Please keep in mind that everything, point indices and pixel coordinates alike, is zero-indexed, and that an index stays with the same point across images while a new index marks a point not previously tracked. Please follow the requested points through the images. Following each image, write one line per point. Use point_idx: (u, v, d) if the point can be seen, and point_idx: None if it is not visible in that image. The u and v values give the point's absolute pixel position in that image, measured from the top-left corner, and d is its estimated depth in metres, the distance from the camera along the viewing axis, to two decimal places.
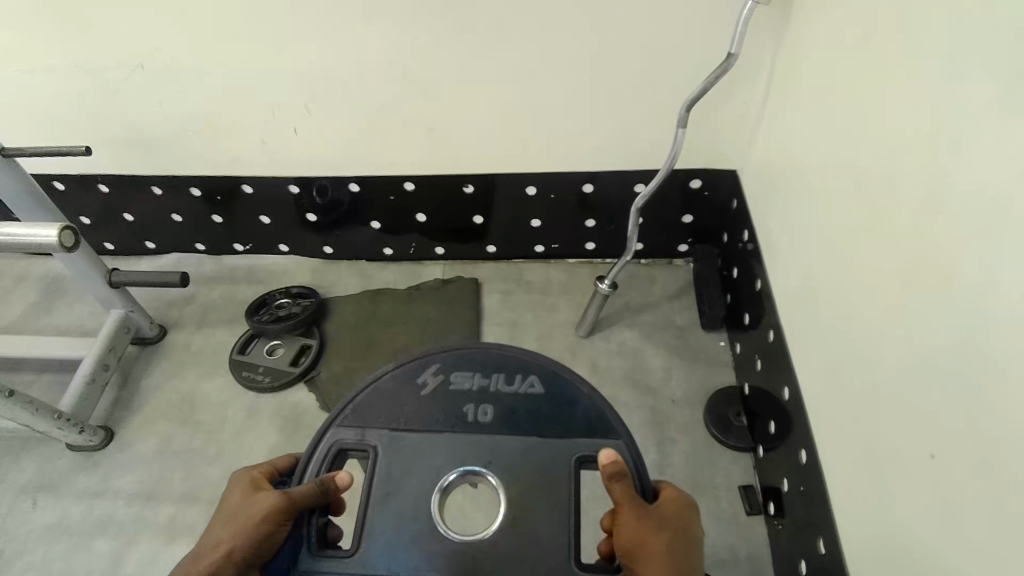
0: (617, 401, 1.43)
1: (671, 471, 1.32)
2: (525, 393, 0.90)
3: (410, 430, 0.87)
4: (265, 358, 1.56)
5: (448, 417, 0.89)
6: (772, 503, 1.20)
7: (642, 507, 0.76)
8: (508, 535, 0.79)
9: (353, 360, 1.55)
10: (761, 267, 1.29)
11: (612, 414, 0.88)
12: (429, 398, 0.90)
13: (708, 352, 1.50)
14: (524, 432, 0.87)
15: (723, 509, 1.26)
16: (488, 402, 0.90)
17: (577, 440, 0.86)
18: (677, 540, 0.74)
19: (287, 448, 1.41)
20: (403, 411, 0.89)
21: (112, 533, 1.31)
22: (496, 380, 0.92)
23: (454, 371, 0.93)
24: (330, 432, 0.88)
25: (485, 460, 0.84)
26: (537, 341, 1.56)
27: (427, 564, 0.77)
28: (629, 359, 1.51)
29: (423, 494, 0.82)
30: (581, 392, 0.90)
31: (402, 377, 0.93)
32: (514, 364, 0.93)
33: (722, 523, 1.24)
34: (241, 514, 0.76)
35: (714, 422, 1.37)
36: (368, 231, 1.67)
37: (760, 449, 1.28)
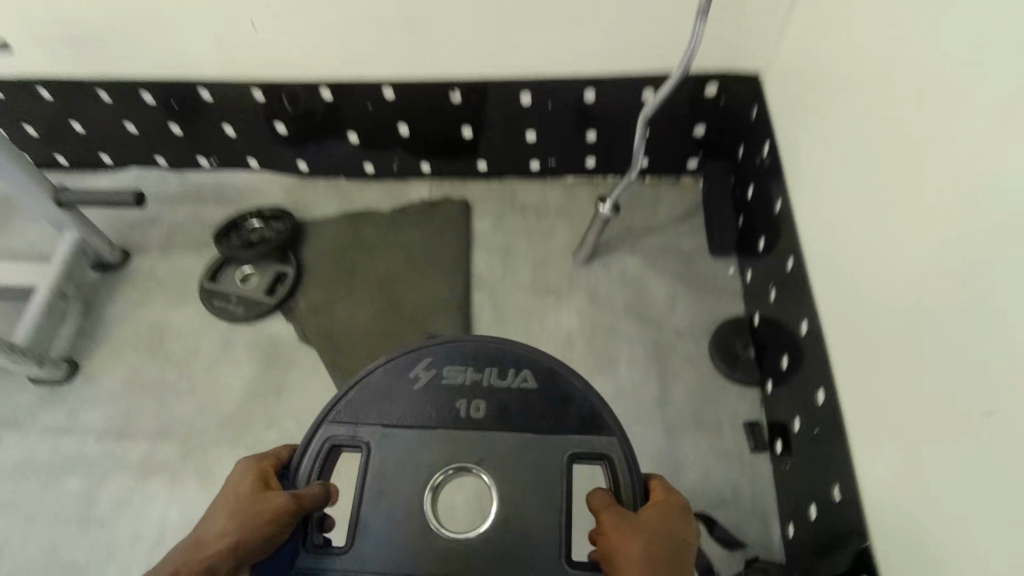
0: (617, 333, 1.34)
1: (673, 407, 1.24)
2: (519, 390, 0.92)
3: (405, 429, 0.90)
4: (238, 286, 1.44)
5: (441, 413, 0.91)
6: (780, 441, 1.12)
7: (622, 514, 0.79)
8: (499, 533, 0.84)
9: (333, 289, 1.43)
10: (780, 186, 1.16)
11: (603, 409, 0.90)
12: (422, 393, 0.93)
13: (718, 281, 1.39)
14: (514, 429, 0.90)
15: (727, 447, 1.19)
16: (480, 397, 0.92)
17: (567, 437, 0.89)
18: (658, 542, 0.75)
19: (264, 385, 1.32)
20: (394, 408, 0.92)
21: (82, 472, 1.24)
22: (488, 374, 0.94)
23: (452, 368, 0.94)
24: (325, 430, 0.91)
25: (474, 458, 0.88)
26: (531, 269, 1.44)
27: (424, 558, 0.83)
28: (631, 287, 1.40)
29: (418, 491, 0.87)
30: (574, 387, 0.93)
31: (398, 372, 0.94)
32: (508, 358, 0.94)
33: (726, 462, 1.17)
34: (248, 504, 0.78)
35: (719, 355, 1.28)
36: (345, 144, 1.50)
37: (768, 384, 1.20)
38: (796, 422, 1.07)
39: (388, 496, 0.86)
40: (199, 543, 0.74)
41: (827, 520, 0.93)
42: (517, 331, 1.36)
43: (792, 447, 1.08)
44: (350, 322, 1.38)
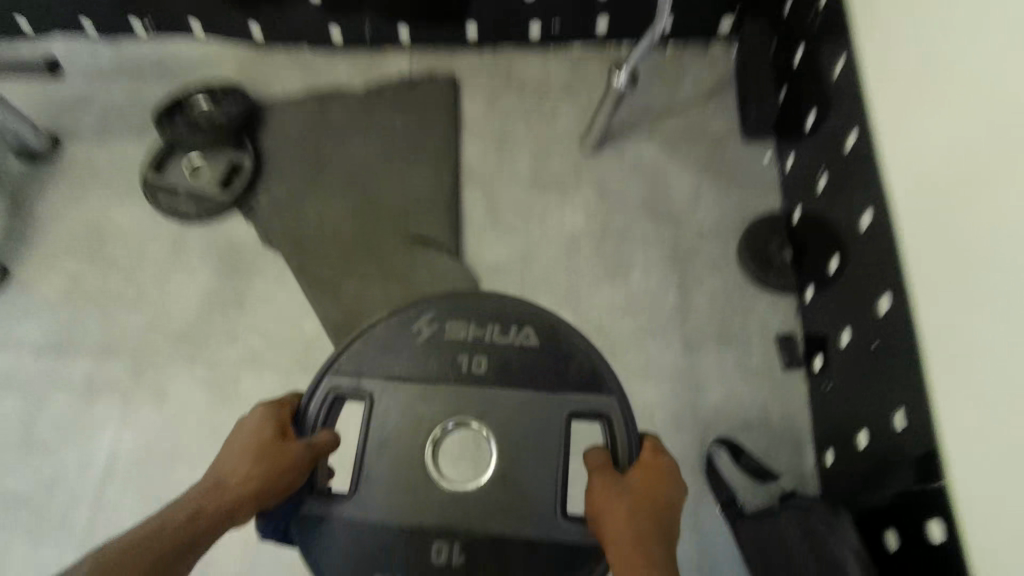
0: (630, 232, 1.16)
1: (693, 318, 1.08)
2: (522, 349, 0.79)
3: (408, 383, 0.78)
4: (186, 179, 1.23)
5: (440, 370, 0.79)
6: (819, 356, 0.98)
7: (614, 471, 0.70)
8: (503, 489, 0.74)
9: (299, 182, 1.22)
10: (836, 41, 0.91)
11: (602, 369, 0.77)
12: (420, 347, 0.80)
13: (750, 172, 1.19)
14: (520, 390, 0.77)
15: (755, 363, 1.04)
16: (482, 354, 0.79)
17: (571, 396, 0.77)
18: (648, 503, 0.67)
19: (223, 293, 1.15)
20: (401, 362, 0.79)
21: (19, 390, 1.09)
22: (491, 330, 0.79)
23: (448, 321, 0.80)
24: (330, 380, 0.78)
25: (475, 411, 0.77)
26: (530, 157, 1.23)
27: (419, 517, 0.73)
28: (647, 179, 1.20)
29: (415, 444, 0.76)
30: (575, 343, 0.79)
31: (395, 325, 0.81)
32: (510, 312, 0.80)
33: (754, 380, 1.02)
34: (264, 450, 0.69)
35: (749, 256, 1.10)
36: (306, 5, 1.25)
37: (808, 289, 1.03)
38: (846, 330, 0.89)
39: (391, 445, 0.76)
40: (209, 487, 0.65)
41: (879, 449, 0.79)
42: (514, 231, 1.18)
43: (835, 363, 0.92)
44: (319, 221, 1.19)
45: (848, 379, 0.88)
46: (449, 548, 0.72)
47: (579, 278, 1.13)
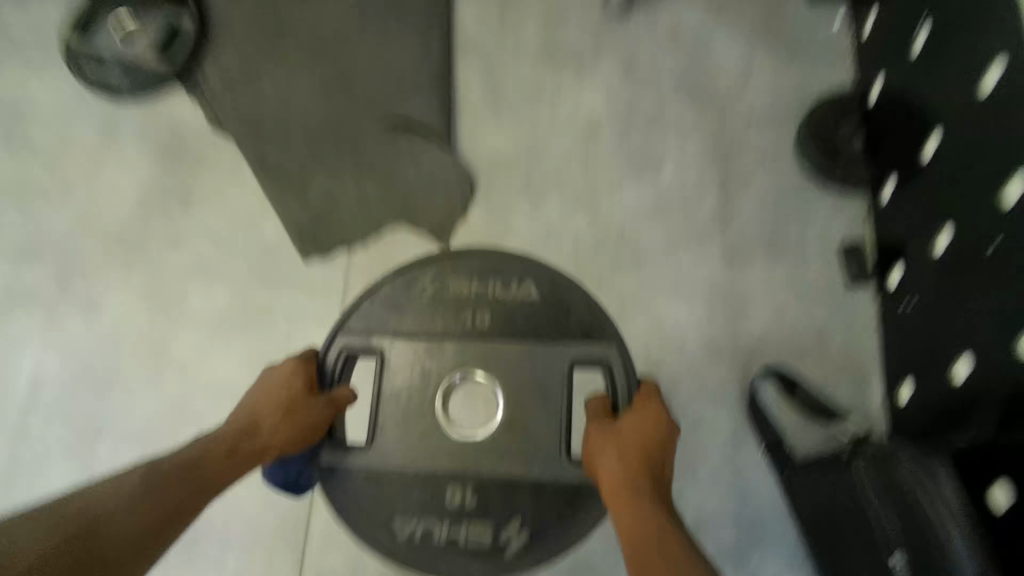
0: (662, 118, 0.94)
1: (738, 224, 0.88)
2: (526, 302, 0.71)
3: (415, 342, 0.71)
4: (115, 41, 0.96)
5: (445, 329, 0.71)
6: (903, 262, 0.78)
7: (607, 427, 0.63)
8: (518, 445, 0.67)
9: (254, 50, 0.97)
10: None
11: (605, 320, 0.70)
12: (423, 310, 0.72)
13: (813, 44, 0.95)
14: (530, 344, 0.70)
15: (813, 279, 0.85)
16: (484, 311, 0.71)
17: (569, 343, 0.70)
18: (651, 453, 0.60)
19: (166, 190, 0.95)
20: (408, 315, 0.72)
21: None
22: (491, 286, 0.72)
23: (447, 274, 0.72)
24: (343, 342, 0.71)
25: (479, 361, 0.70)
26: (540, 23, 1.00)
27: (441, 465, 0.67)
28: (686, 52, 0.96)
29: (428, 398, 0.70)
30: (577, 296, 0.71)
31: (396, 288, 0.73)
32: (507, 264, 0.72)
33: (811, 300, 0.84)
34: (293, 407, 0.65)
35: (812, 142, 0.89)
36: None
37: (888, 182, 0.82)
38: (948, 228, 0.68)
39: (397, 399, 0.70)
40: (233, 434, 0.61)
41: (991, 381, 0.60)
42: (519, 116, 0.96)
43: (920, 277, 0.74)
44: (279, 96, 0.94)
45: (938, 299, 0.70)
46: (462, 495, 0.67)
47: (598, 175, 0.92)
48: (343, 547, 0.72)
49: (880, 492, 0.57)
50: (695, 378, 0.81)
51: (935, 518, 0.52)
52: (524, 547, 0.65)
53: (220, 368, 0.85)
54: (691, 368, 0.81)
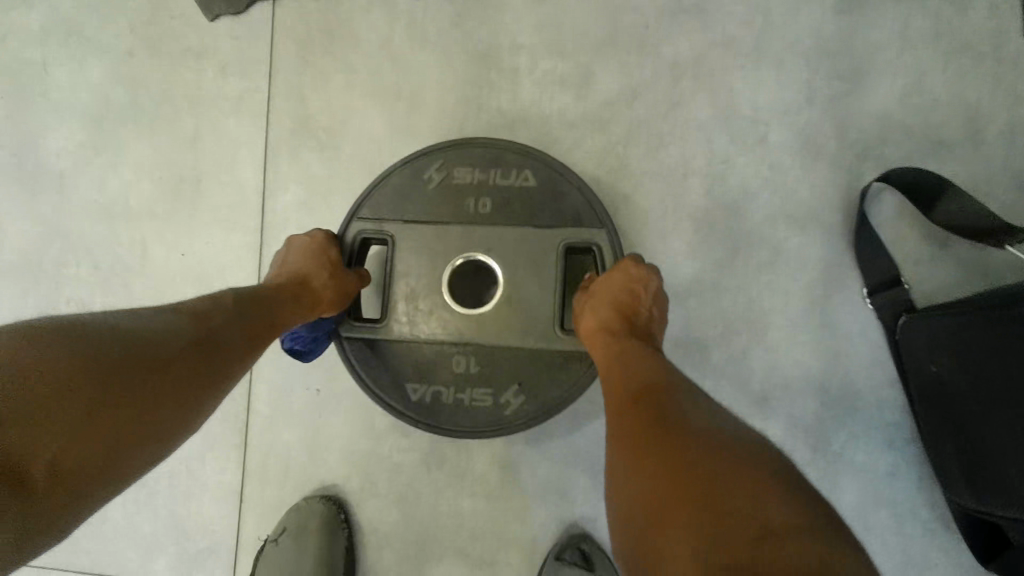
0: None
1: None
2: (529, 195, 0.52)
3: (421, 231, 0.52)
4: None
5: (443, 226, 0.52)
6: None
7: (588, 294, 0.49)
8: (532, 314, 0.50)
9: None
10: None
11: (599, 209, 0.52)
12: (419, 206, 0.53)
13: None
14: (550, 237, 0.51)
15: (976, 27, 0.55)
16: (486, 204, 0.52)
17: (568, 232, 0.52)
18: (631, 312, 0.46)
19: None
20: (407, 209, 0.53)
21: None
22: (491, 178, 0.53)
23: (447, 161, 0.53)
24: (352, 232, 0.53)
25: (479, 245, 0.52)
26: None
27: (461, 328, 0.51)
28: None
29: (435, 256, 0.52)
30: (574, 184, 0.53)
31: (391, 186, 0.53)
32: (498, 148, 0.53)
33: (968, 60, 0.55)
34: (342, 267, 0.50)
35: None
36: None
37: None
38: None
39: (400, 286, 0.52)
40: (285, 289, 0.45)
41: None
42: None
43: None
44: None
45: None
46: (464, 361, 0.51)
47: None
48: (297, 419, 0.55)
49: None
50: (780, 190, 0.55)
51: None
52: (538, 407, 0.50)
53: (109, 183, 0.61)
54: (774, 175, 0.56)
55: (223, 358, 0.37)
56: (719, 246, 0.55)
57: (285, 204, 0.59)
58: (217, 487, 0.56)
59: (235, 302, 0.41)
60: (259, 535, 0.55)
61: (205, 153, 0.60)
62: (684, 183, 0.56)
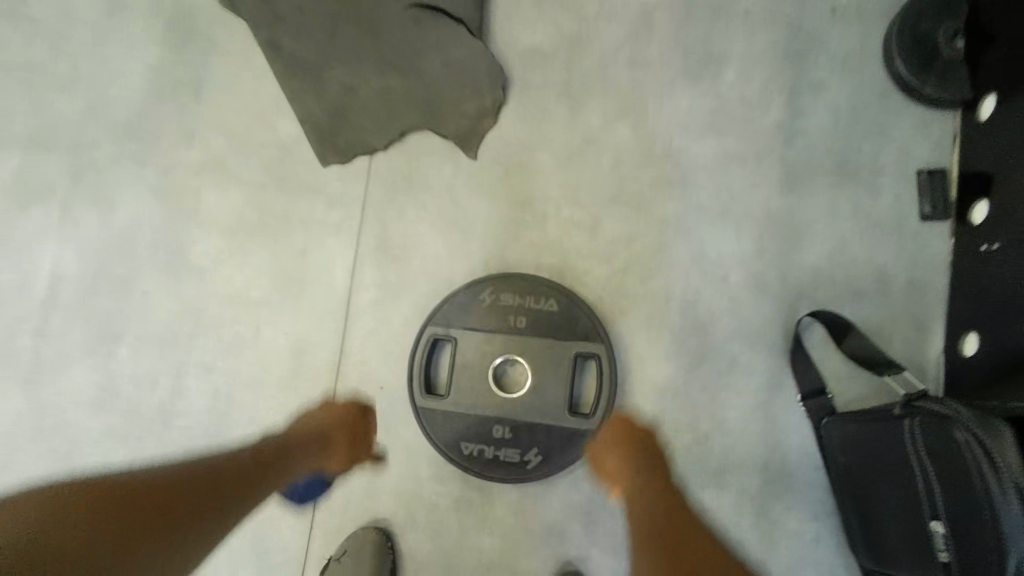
0: (729, 9, 0.80)
1: (804, 143, 0.77)
2: (552, 316, 0.74)
3: (477, 335, 0.74)
4: None
5: (492, 334, 0.74)
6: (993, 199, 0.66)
7: (602, 454, 0.70)
8: (549, 402, 0.72)
9: None
10: None
11: (600, 331, 0.73)
12: (474, 318, 0.75)
13: None
14: (566, 348, 0.73)
15: (883, 210, 0.76)
16: (521, 321, 0.74)
17: (577, 344, 0.73)
18: (637, 459, 0.69)
19: (174, 74, 0.86)
20: (468, 319, 0.75)
21: None
22: (525, 302, 0.74)
23: (496, 287, 0.75)
24: (427, 333, 0.75)
25: (518, 349, 0.73)
26: None
27: (500, 407, 0.72)
28: None
29: (484, 356, 0.74)
30: (584, 311, 0.74)
31: (457, 302, 0.75)
32: (531, 281, 0.75)
33: (877, 234, 0.75)
34: (359, 438, 0.73)
35: (904, 42, 0.75)
36: None
37: (987, 103, 0.69)
38: None
39: (459, 375, 0.74)
40: (300, 444, 0.68)
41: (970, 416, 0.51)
42: (560, 5, 0.82)
43: (1012, 209, 0.63)
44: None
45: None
46: (503, 429, 0.71)
47: (645, 78, 0.80)
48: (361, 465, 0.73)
49: (904, 465, 0.57)
50: (737, 317, 0.74)
51: (925, 511, 0.54)
52: (552, 465, 0.70)
53: (237, 278, 0.81)
54: (733, 306, 0.74)
55: (238, 507, 0.58)
56: (689, 356, 0.74)
57: (366, 301, 0.79)
58: (296, 515, 0.73)
59: (252, 455, 0.63)
60: (325, 553, 0.72)
61: (310, 260, 0.81)
62: (666, 306, 0.75)
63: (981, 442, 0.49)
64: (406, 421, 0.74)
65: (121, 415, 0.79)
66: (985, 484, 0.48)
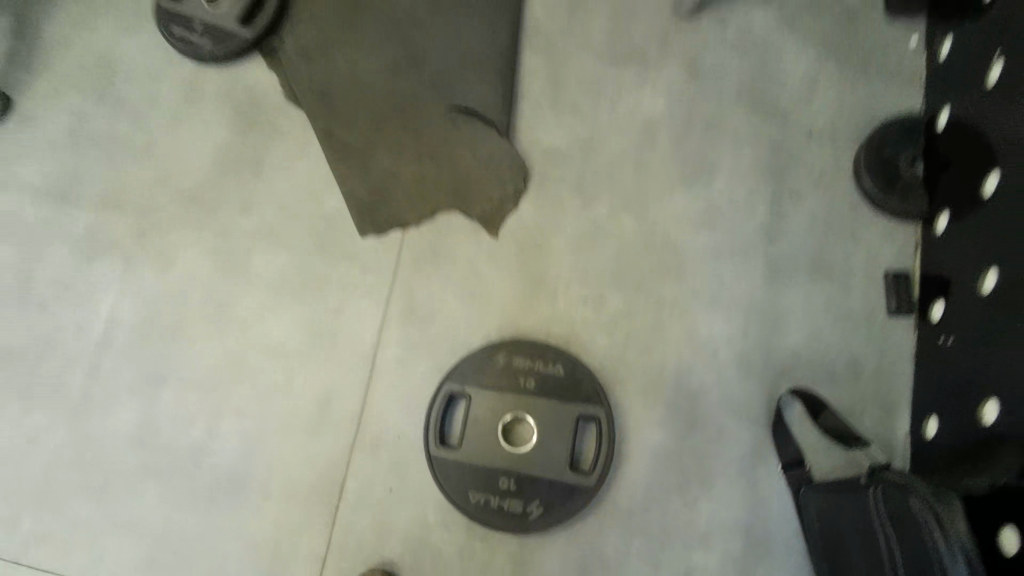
0: (722, 127, 0.93)
1: (785, 242, 0.89)
2: (557, 379, 0.82)
3: (488, 393, 0.82)
4: (205, 10, 1.00)
5: (502, 393, 0.82)
6: (948, 297, 0.77)
7: None
8: (551, 458, 0.79)
9: (334, 30, 0.99)
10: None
11: (601, 396, 0.81)
12: (487, 377, 0.83)
13: (878, 72, 0.93)
14: (569, 408, 0.81)
15: (854, 303, 0.86)
16: (530, 383, 0.82)
17: (580, 406, 0.81)
18: None
19: (238, 152, 0.98)
20: (481, 378, 0.83)
21: (15, 240, 0.97)
22: (535, 365, 0.83)
23: (508, 351, 0.84)
24: (444, 388, 0.83)
25: (525, 407, 0.81)
26: (612, 18, 0.99)
27: (506, 460, 0.80)
28: (752, 61, 0.95)
29: (494, 413, 0.81)
30: (587, 376, 0.82)
31: (473, 362, 0.84)
32: (541, 347, 0.83)
33: (850, 324, 0.85)
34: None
35: (871, 165, 0.88)
36: None
37: (942, 217, 0.81)
38: (995, 270, 0.68)
39: (471, 428, 0.81)
40: None
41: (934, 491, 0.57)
42: (577, 114, 0.95)
43: (965, 312, 0.72)
44: (337, 67, 0.97)
45: (976, 332, 0.70)
46: (509, 481, 0.79)
47: (648, 180, 0.92)
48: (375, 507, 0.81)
49: (873, 534, 0.63)
50: (723, 391, 0.82)
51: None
52: (551, 517, 0.77)
53: (275, 332, 0.90)
54: (721, 380, 0.83)
55: None
56: (681, 423, 0.81)
57: (390, 357, 0.87)
58: (309, 552, 0.80)
59: None
60: None
61: (342, 319, 0.90)
62: (660, 377, 0.84)
63: (935, 510, 0.55)
64: (419, 468, 0.82)
65: (156, 451, 0.86)
66: (941, 553, 0.54)
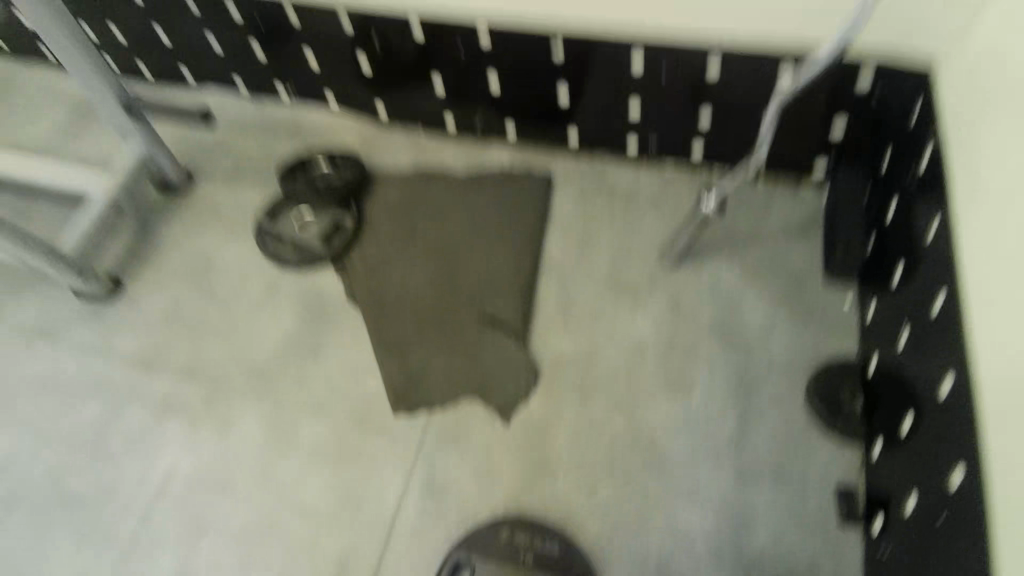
0: (699, 354, 1.13)
1: (751, 454, 1.04)
2: (550, 556, 0.97)
3: (491, 564, 0.96)
4: (297, 233, 1.31)
5: (503, 564, 0.96)
6: (882, 513, 0.90)
7: None
8: None
9: (395, 254, 1.26)
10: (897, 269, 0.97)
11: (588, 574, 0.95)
12: (491, 549, 0.97)
13: (829, 312, 1.14)
14: None
15: (810, 512, 0.99)
16: (527, 557, 0.96)
17: None
18: None
19: (300, 342, 1.19)
20: (485, 550, 0.97)
21: (102, 399, 1.16)
22: (533, 542, 0.98)
23: (511, 528, 0.99)
24: (453, 555, 0.97)
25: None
26: (612, 260, 1.24)
27: None
28: (724, 303, 1.17)
29: None
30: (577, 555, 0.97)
31: (479, 536, 0.98)
32: (537, 527, 0.99)
33: (806, 530, 0.97)
34: None
35: (820, 395, 1.06)
36: (430, 92, 1.33)
37: (878, 443, 0.97)
38: (913, 494, 0.81)
39: None
40: None
41: None
42: (580, 333, 1.17)
43: (895, 529, 0.85)
44: (396, 282, 1.23)
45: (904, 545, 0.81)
46: None
47: (637, 392, 1.11)
48: None
49: None
50: None
51: None
52: None
53: (309, 496, 1.04)
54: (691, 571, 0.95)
55: None
56: None
57: (405, 528, 1.01)
58: None
59: None
60: None
61: (367, 491, 1.04)
62: (638, 565, 0.96)
63: None
64: None
65: None
66: None
